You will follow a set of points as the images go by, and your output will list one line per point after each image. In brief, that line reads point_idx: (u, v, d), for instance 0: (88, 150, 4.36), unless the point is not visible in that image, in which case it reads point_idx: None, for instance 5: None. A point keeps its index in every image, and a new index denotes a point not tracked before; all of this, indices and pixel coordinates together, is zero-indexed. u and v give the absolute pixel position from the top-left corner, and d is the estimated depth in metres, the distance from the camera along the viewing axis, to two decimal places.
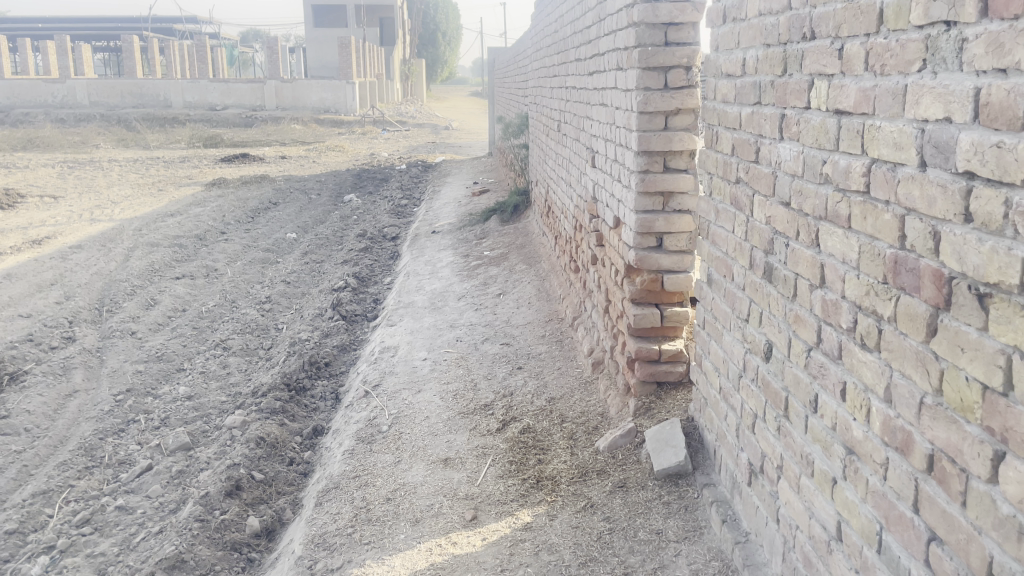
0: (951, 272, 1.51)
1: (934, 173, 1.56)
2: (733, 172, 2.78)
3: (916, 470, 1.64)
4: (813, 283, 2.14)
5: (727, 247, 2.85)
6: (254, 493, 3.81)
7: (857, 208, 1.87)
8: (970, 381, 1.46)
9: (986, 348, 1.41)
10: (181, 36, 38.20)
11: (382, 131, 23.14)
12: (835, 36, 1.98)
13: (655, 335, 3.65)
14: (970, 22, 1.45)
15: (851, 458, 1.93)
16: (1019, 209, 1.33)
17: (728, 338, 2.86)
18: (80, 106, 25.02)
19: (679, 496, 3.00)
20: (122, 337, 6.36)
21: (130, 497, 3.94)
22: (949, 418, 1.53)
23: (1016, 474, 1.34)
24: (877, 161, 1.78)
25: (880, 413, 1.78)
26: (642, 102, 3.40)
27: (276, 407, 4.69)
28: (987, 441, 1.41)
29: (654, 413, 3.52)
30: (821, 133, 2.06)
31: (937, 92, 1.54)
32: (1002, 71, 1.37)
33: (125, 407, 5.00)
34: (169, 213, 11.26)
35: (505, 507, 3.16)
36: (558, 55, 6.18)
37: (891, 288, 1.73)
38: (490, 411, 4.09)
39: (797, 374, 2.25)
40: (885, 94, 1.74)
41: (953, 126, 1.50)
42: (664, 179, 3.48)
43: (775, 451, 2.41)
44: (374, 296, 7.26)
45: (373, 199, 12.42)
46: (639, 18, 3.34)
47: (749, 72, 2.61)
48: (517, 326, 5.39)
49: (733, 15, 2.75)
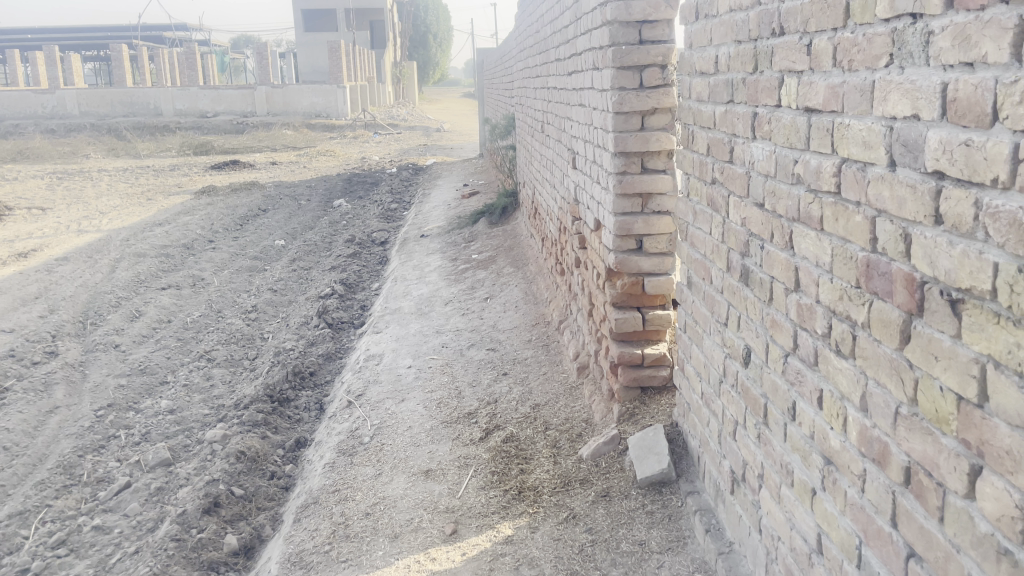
0: (923, 276, 1.44)
1: (903, 172, 1.49)
2: (708, 172, 2.71)
3: (894, 483, 1.57)
4: (787, 287, 2.07)
5: (705, 249, 2.78)
6: (233, 509, 3.74)
7: (829, 209, 1.80)
8: (945, 392, 1.38)
9: (959, 356, 1.34)
10: (171, 43, 38.19)
11: (375, 134, 23.02)
12: (804, 31, 1.91)
13: (638, 340, 3.58)
14: (935, 14, 1.38)
15: (829, 469, 1.86)
16: (989, 211, 1.25)
17: (708, 342, 2.79)
18: (70, 116, 24.88)
19: (663, 505, 2.93)
20: (105, 350, 6.28)
21: (108, 517, 3.86)
22: (924, 429, 1.46)
23: (993, 490, 1.27)
24: (847, 161, 1.71)
25: (857, 422, 1.71)
26: (617, 102, 3.33)
27: (258, 419, 4.60)
28: (963, 455, 1.34)
29: (638, 419, 3.45)
30: (792, 131, 1.99)
31: (904, 88, 1.47)
32: (969, 66, 1.30)
33: (106, 423, 4.92)
34: (157, 222, 11.17)
35: (486, 520, 3.09)
36: (540, 55, 6.10)
37: (864, 293, 1.66)
38: (473, 419, 4.02)
39: (775, 381, 2.18)
40: (852, 91, 1.67)
41: (922, 123, 1.42)
42: (642, 180, 3.41)
43: (756, 460, 2.34)
44: (361, 302, 7.18)
45: (363, 204, 12.35)
46: (612, 16, 3.27)
47: (722, 70, 2.53)
48: (503, 331, 5.31)
49: (705, 12, 2.68)
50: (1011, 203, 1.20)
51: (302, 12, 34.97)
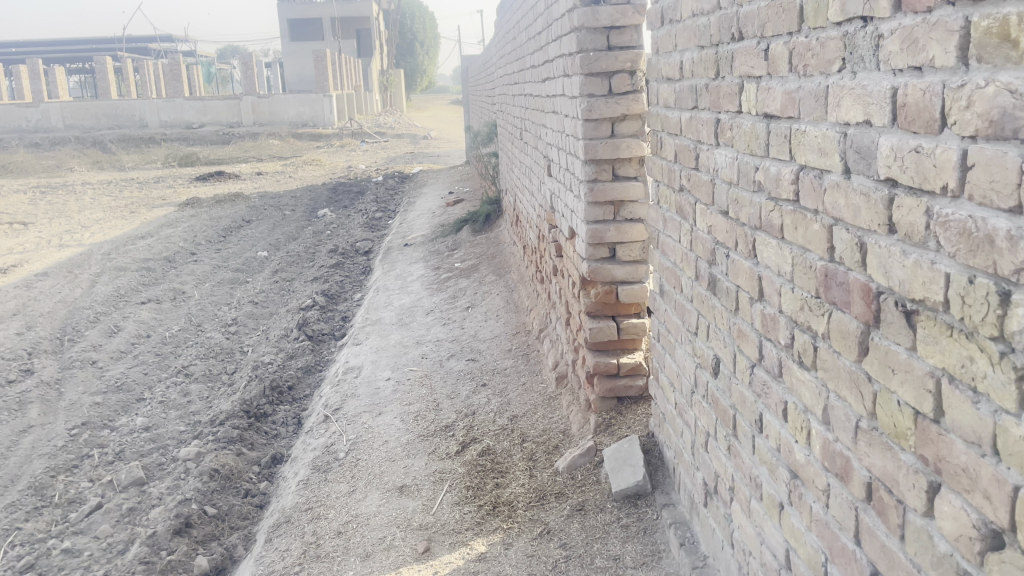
0: (879, 286, 1.39)
1: (858, 179, 1.44)
2: (676, 179, 2.66)
3: (856, 499, 1.52)
4: (752, 296, 2.02)
5: (675, 257, 2.73)
6: (205, 530, 3.69)
7: (788, 217, 1.76)
8: (902, 406, 1.34)
9: (915, 370, 1.29)
10: (156, 55, 38.11)
11: (362, 143, 22.97)
12: (761, 37, 1.87)
13: (613, 349, 3.54)
14: (884, 17, 1.34)
15: (796, 483, 1.81)
16: (939, 220, 1.21)
17: (680, 352, 2.74)
18: (54, 129, 24.69)
19: (638, 518, 2.88)
20: (82, 367, 6.19)
21: (78, 539, 3.78)
22: (884, 444, 1.41)
23: (951, 509, 1.23)
24: (805, 168, 1.67)
25: (820, 436, 1.67)
26: (587, 109, 3.29)
27: (234, 435, 4.53)
28: (922, 472, 1.30)
29: (614, 430, 3.40)
30: (752, 138, 1.95)
31: (856, 93, 1.43)
32: (917, 70, 1.26)
33: (79, 441, 4.84)
34: (139, 235, 11.06)
35: (460, 537, 3.04)
36: (517, 62, 6.07)
37: (823, 303, 1.61)
38: (450, 432, 3.96)
39: (743, 393, 2.13)
40: (808, 97, 1.63)
41: (874, 130, 1.38)
42: (613, 188, 3.37)
43: (727, 472, 2.29)
44: (342, 313, 7.11)
45: (348, 213, 12.28)
46: (579, 22, 3.23)
47: (686, 75, 2.49)
48: (484, 340, 5.26)
49: (669, 17, 2.64)
50: (960, 211, 1.16)
51: (288, 22, 34.92)
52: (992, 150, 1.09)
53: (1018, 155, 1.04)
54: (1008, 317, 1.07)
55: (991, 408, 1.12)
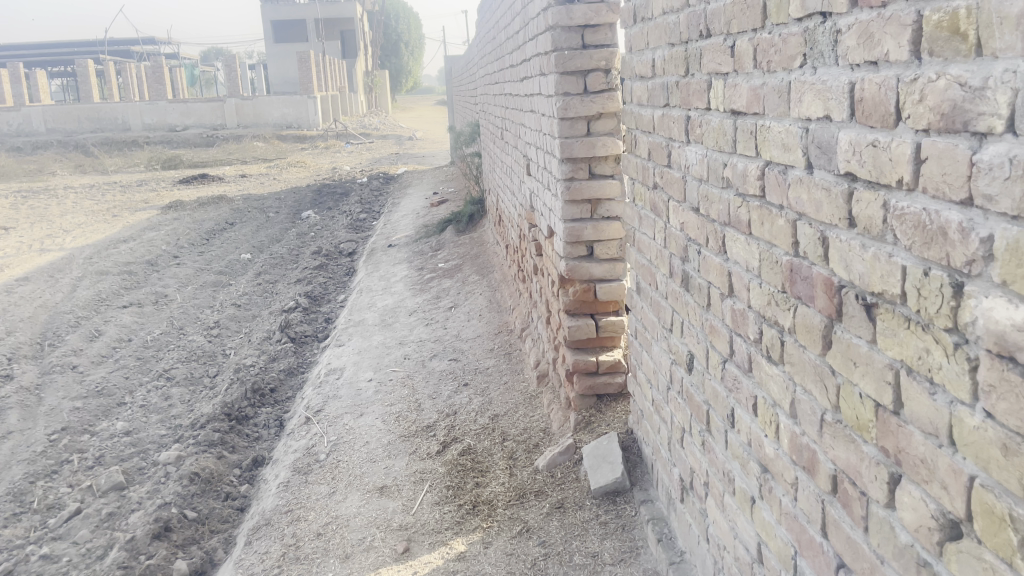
0: (841, 280, 1.40)
1: (819, 174, 1.45)
2: (650, 177, 2.67)
3: (823, 491, 1.53)
4: (722, 292, 2.03)
5: (650, 254, 2.73)
6: (185, 534, 3.68)
7: (755, 213, 1.76)
8: (864, 399, 1.35)
9: (876, 363, 1.30)
10: (138, 58, 37.86)
11: (346, 144, 22.89)
12: (727, 33, 1.88)
13: (593, 347, 3.55)
14: (842, 13, 1.34)
15: (766, 478, 1.82)
16: (897, 213, 1.22)
17: (656, 349, 2.75)
18: (35, 133, 24.38)
19: (616, 515, 2.88)
20: (62, 372, 6.13)
21: (56, 545, 3.75)
22: (848, 437, 1.42)
23: (911, 500, 1.23)
24: (770, 163, 1.68)
25: (788, 430, 1.67)
26: (562, 108, 3.30)
27: (214, 439, 4.52)
28: (883, 464, 1.31)
29: (594, 428, 3.41)
30: (720, 135, 1.95)
31: (817, 88, 1.44)
32: (873, 65, 1.27)
33: (58, 446, 4.79)
34: (121, 239, 10.97)
35: (439, 536, 3.04)
36: (497, 63, 6.07)
37: (789, 298, 1.62)
38: (432, 432, 3.96)
39: (715, 388, 2.14)
40: (772, 93, 1.64)
41: (834, 124, 1.39)
42: (590, 186, 3.38)
43: (702, 467, 2.30)
44: (325, 315, 7.08)
45: (332, 215, 12.23)
46: (553, 21, 3.24)
47: (658, 72, 2.50)
48: (467, 340, 5.25)
49: (641, 15, 2.65)
50: (914, 205, 1.17)
51: (271, 24, 34.78)
52: (944, 143, 1.10)
53: (968, 147, 1.05)
54: (961, 309, 1.08)
55: (948, 399, 1.12)
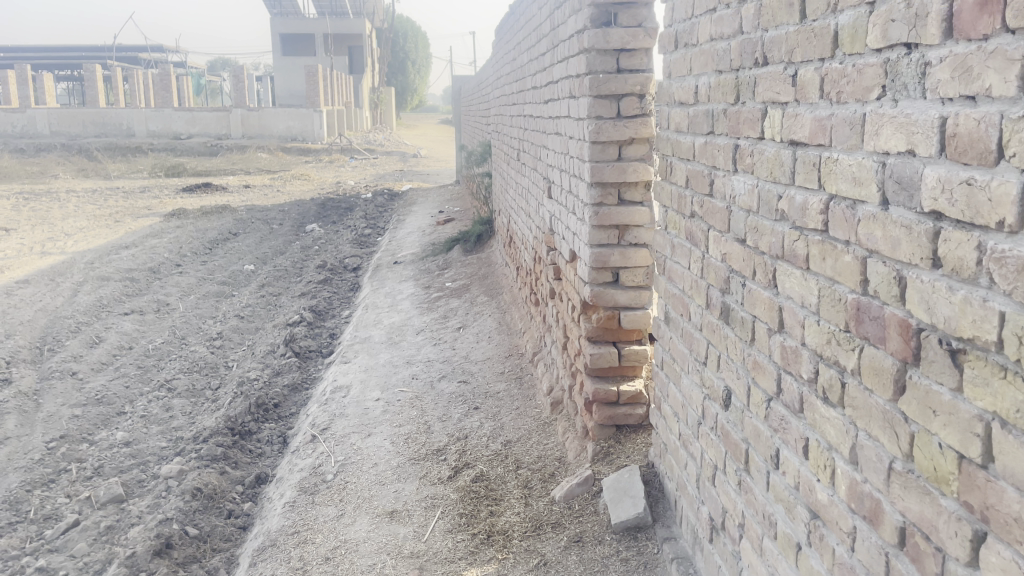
0: (919, 322, 1.34)
1: (897, 212, 1.39)
2: (687, 206, 2.61)
3: (887, 543, 1.46)
4: (770, 327, 1.96)
5: (684, 283, 2.66)
6: (186, 551, 3.58)
7: (815, 247, 1.70)
8: (944, 449, 1.28)
9: (961, 412, 1.23)
10: (147, 65, 38.02)
11: (351, 159, 22.83)
12: (788, 61, 1.82)
13: (613, 375, 3.48)
14: (932, 44, 1.29)
15: (816, 523, 1.74)
16: (994, 255, 1.16)
17: (685, 381, 2.68)
18: (40, 136, 24.32)
19: (638, 552, 2.79)
20: (61, 378, 6.02)
21: (53, 557, 3.64)
22: (921, 488, 1.35)
23: (1000, 560, 1.16)
24: (835, 198, 1.62)
25: (846, 476, 1.60)
26: (594, 131, 3.25)
27: (217, 453, 4.43)
28: (966, 519, 1.23)
29: (613, 459, 3.33)
30: (776, 164, 1.90)
31: (898, 121, 1.38)
32: (970, 99, 1.21)
33: (57, 455, 4.69)
34: (123, 245, 10.88)
35: (452, 566, 2.95)
36: (517, 83, 6.02)
37: (853, 338, 1.56)
38: (442, 456, 3.87)
39: (757, 427, 2.06)
40: (841, 124, 1.58)
41: (918, 160, 1.33)
42: (618, 212, 3.32)
43: (736, 508, 2.22)
44: (330, 330, 7.00)
45: (337, 229, 12.13)
46: (589, 44, 3.20)
47: (701, 100, 2.45)
48: (476, 362, 5.17)
49: (684, 40, 2.60)
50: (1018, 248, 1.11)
51: (280, 37, 34.90)
52: None
53: None
54: None
55: None
